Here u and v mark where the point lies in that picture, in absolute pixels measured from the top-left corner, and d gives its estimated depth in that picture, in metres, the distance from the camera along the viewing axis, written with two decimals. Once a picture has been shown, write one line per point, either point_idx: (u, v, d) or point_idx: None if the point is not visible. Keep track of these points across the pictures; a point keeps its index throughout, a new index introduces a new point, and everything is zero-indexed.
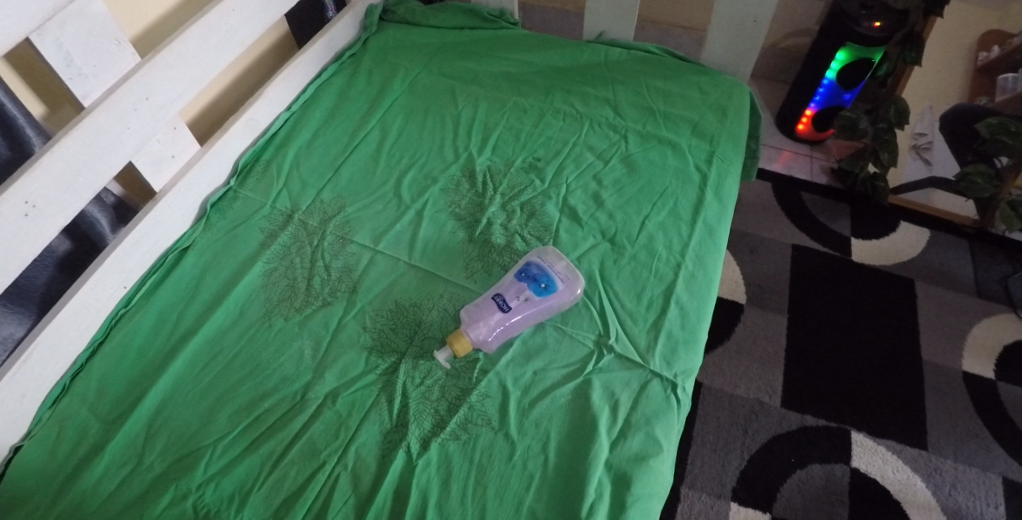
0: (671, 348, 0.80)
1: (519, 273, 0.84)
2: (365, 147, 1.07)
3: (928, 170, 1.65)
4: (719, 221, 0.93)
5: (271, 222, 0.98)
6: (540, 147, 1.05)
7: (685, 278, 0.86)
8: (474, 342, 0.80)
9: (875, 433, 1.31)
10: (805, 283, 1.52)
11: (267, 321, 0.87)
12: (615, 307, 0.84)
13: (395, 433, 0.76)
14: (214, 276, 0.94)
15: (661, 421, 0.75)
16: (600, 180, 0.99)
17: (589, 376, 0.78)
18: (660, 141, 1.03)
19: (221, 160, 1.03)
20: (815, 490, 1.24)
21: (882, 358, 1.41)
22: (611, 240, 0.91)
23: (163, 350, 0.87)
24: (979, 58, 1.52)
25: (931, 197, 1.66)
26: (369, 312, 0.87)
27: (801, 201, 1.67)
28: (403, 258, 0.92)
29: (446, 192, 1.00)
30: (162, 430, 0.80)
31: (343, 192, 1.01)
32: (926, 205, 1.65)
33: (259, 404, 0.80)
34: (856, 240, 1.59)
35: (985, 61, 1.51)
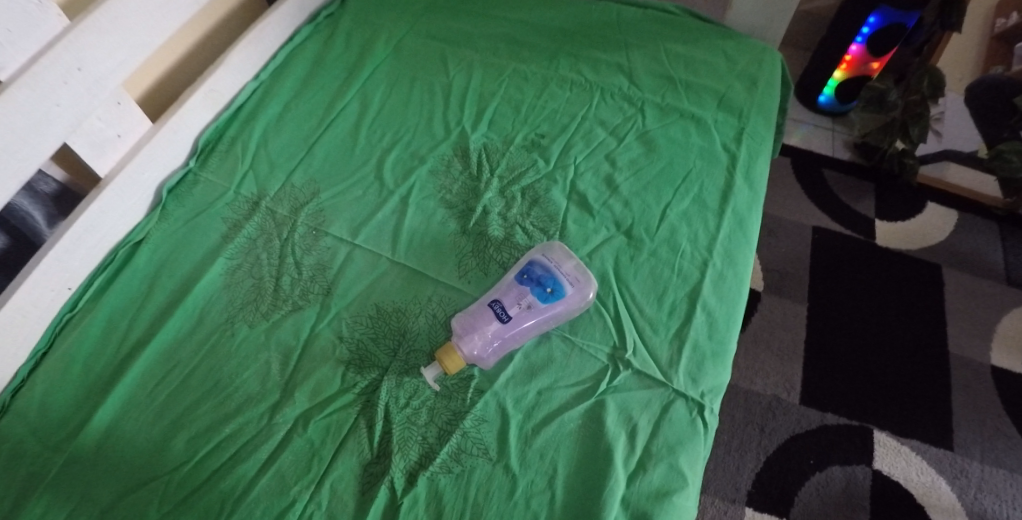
0: (697, 363, 0.69)
1: (521, 275, 0.71)
2: (343, 121, 0.94)
3: (939, 143, 1.52)
4: (750, 210, 0.81)
5: (235, 210, 0.86)
6: (542, 121, 0.92)
7: (712, 279, 0.75)
8: (468, 357, 0.69)
9: (898, 432, 1.22)
10: (827, 268, 1.40)
11: (230, 329, 0.76)
12: (632, 313, 0.72)
13: (376, 465, 0.65)
14: (170, 275, 0.81)
15: (686, 449, 0.65)
16: (613, 161, 0.86)
17: (602, 396, 0.67)
18: (682, 116, 0.90)
19: (177, 139, 0.90)
20: (835, 495, 1.15)
21: (907, 351, 1.31)
22: (628, 233, 0.79)
23: (113, 362, 0.75)
24: (996, 25, 1.43)
25: (945, 171, 1.54)
26: (346, 319, 0.75)
27: (822, 178, 1.54)
28: (385, 253, 0.80)
29: (436, 173, 0.87)
30: (111, 458, 0.68)
31: (317, 175, 0.88)
32: (939, 179, 1.53)
33: (220, 428, 0.69)
34: (881, 221, 1.47)
35: (1002, 28, 1.42)
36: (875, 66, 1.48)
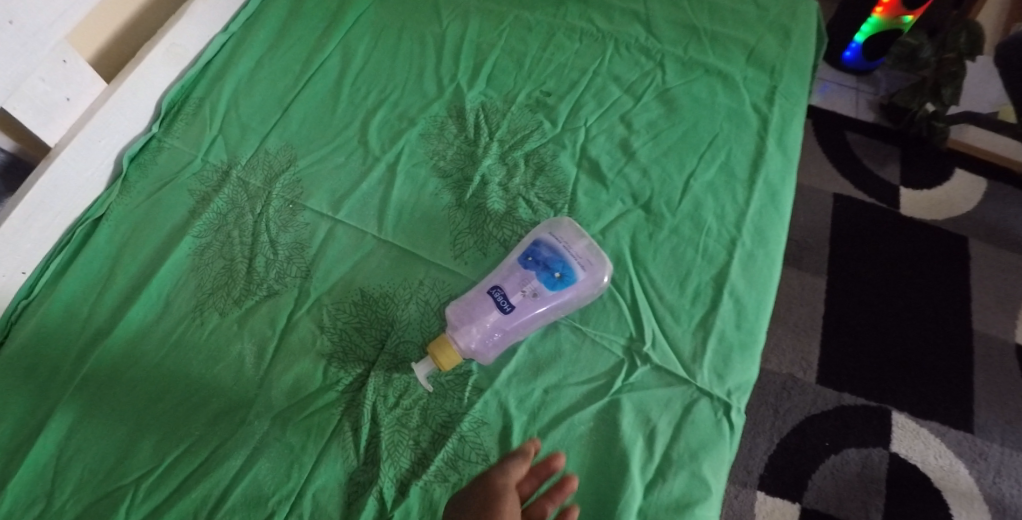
0: (723, 356, 0.62)
1: (526, 257, 0.62)
2: (323, 77, 0.83)
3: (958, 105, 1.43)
4: (783, 180, 0.72)
5: (203, 181, 0.76)
6: (548, 77, 0.82)
7: (741, 260, 0.67)
8: (464, 352, 0.61)
9: (917, 413, 1.15)
10: (848, 238, 1.30)
11: (199, 317, 0.67)
12: (651, 300, 0.64)
13: (363, 473, 0.58)
14: (133, 255, 0.72)
15: (710, 455, 0.58)
16: (629, 122, 0.77)
17: (617, 396, 0.60)
18: (707, 71, 0.80)
19: (136, 101, 0.79)
20: (851, 479, 1.09)
21: (929, 328, 1.23)
22: (646, 207, 0.70)
23: (72, 354, 0.66)
24: None
25: (965, 132, 1.42)
26: (327, 307, 0.67)
27: (844, 141, 1.42)
28: (371, 230, 0.71)
29: (427, 137, 0.78)
30: (74, 464, 0.61)
31: (294, 139, 0.78)
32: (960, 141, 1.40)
33: (190, 430, 0.62)
34: (906, 188, 1.36)
35: None
36: (907, 19, 1.34)
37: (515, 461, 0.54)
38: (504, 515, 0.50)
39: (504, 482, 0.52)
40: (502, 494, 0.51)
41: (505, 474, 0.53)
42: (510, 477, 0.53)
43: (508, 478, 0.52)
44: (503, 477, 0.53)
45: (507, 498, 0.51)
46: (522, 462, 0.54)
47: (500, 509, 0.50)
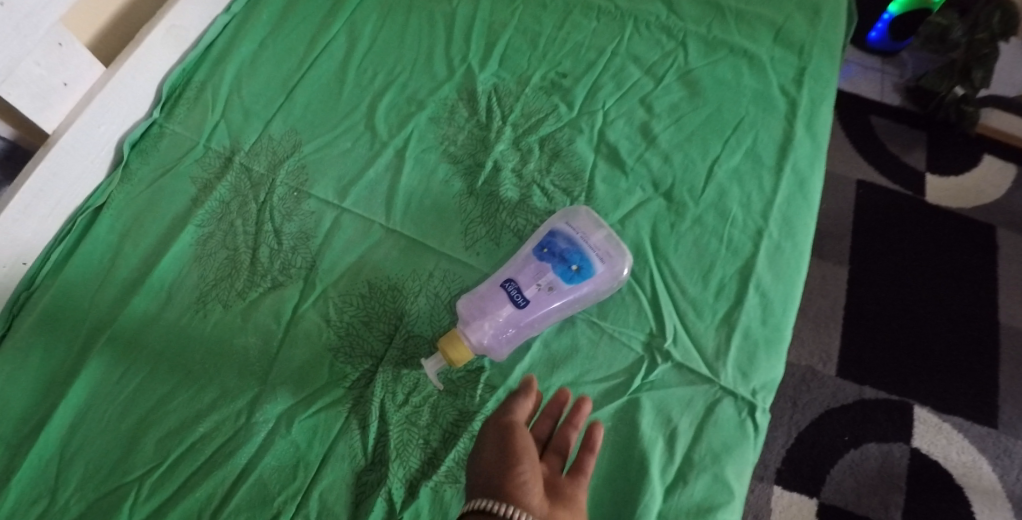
0: (749, 354, 0.59)
1: (541, 249, 0.59)
2: (329, 59, 0.80)
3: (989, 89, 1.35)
4: (812, 167, 0.68)
5: (205, 168, 0.73)
6: (564, 57, 0.78)
7: (768, 252, 0.63)
8: (475, 348, 0.58)
9: (939, 408, 1.12)
10: (871, 226, 1.26)
11: (201, 310, 0.65)
12: (673, 293, 0.61)
13: (371, 473, 0.56)
14: (134, 245, 0.70)
15: (734, 457, 0.55)
16: (650, 106, 0.73)
17: (636, 394, 0.57)
18: (732, 51, 0.76)
19: (136, 85, 0.77)
20: (870, 475, 1.06)
21: (954, 320, 1.18)
22: (667, 195, 0.67)
23: (73, 348, 0.64)
24: None
25: (989, 118, 1.34)
26: (333, 299, 0.64)
27: (868, 127, 1.36)
28: (379, 219, 0.69)
29: (437, 121, 0.74)
30: (76, 461, 0.59)
31: (299, 124, 0.75)
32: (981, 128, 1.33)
33: (193, 426, 0.60)
34: (932, 176, 1.31)
35: None
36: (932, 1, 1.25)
37: (517, 401, 0.53)
38: (523, 439, 0.49)
39: (510, 418, 0.51)
40: (512, 429, 0.50)
41: (509, 412, 0.52)
42: (516, 414, 0.52)
43: (512, 415, 0.52)
44: (509, 416, 0.52)
45: (520, 431, 0.50)
46: (526, 400, 0.54)
47: (516, 441, 0.48)
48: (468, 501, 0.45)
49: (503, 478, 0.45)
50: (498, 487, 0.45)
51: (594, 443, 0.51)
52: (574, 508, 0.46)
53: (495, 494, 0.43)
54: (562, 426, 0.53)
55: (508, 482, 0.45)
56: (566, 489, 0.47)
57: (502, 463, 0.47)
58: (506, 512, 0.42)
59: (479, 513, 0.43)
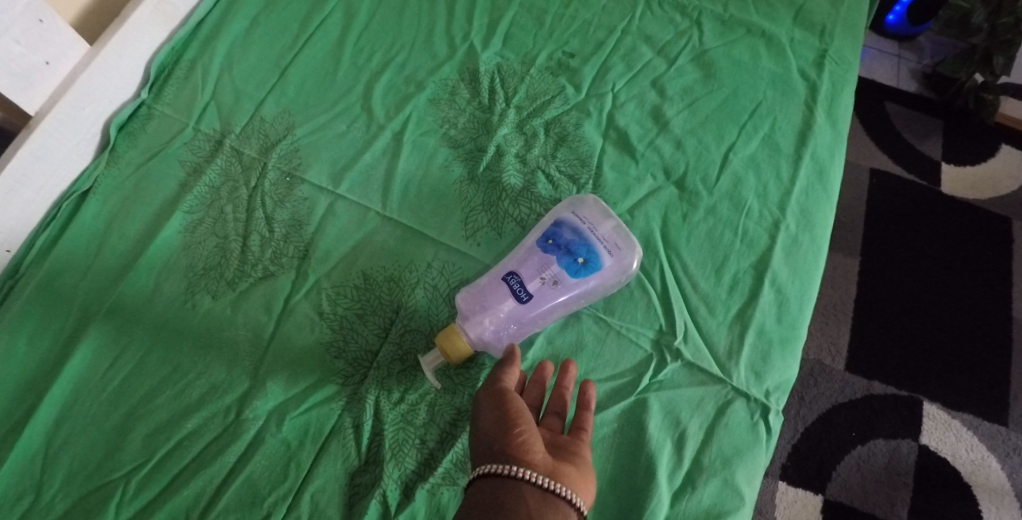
0: (763, 353, 0.56)
1: (546, 240, 0.56)
2: (324, 37, 0.76)
3: None
4: (832, 156, 0.65)
5: (195, 151, 0.70)
6: (572, 35, 0.74)
7: (784, 245, 0.60)
8: (474, 345, 0.55)
9: (948, 404, 1.07)
10: (883, 216, 1.21)
11: (190, 301, 0.62)
12: (684, 288, 0.58)
13: (365, 474, 0.54)
14: (122, 231, 0.67)
15: (745, 461, 0.53)
16: (662, 88, 0.69)
17: (644, 394, 0.55)
18: (749, 32, 0.73)
19: (122, 63, 0.73)
20: (877, 472, 1.02)
21: (966, 314, 1.14)
22: (679, 184, 0.64)
23: (58, 341, 0.61)
24: None
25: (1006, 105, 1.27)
26: (327, 291, 0.61)
27: (882, 113, 1.31)
28: (375, 206, 0.66)
29: (437, 102, 0.71)
30: (60, 458, 0.56)
31: (292, 105, 0.72)
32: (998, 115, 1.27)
33: (181, 423, 0.57)
34: (947, 165, 1.26)
35: None
36: None
37: (503, 369, 0.51)
38: (516, 401, 0.48)
39: (500, 385, 0.50)
40: (504, 394, 0.48)
41: (497, 379, 0.50)
42: (505, 380, 0.50)
43: (501, 381, 0.50)
44: (498, 382, 0.50)
45: (512, 395, 0.48)
46: (512, 368, 0.52)
47: (510, 405, 0.47)
48: (472, 469, 0.44)
49: (504, 440, 0.43)
50: (500, 450, 0.43)
51: (588, 404, 0.50)
52: (579, 462, 0.44)
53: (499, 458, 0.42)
54: (552, 392, 0.51)
55: (512, 445, 0.43)
56: (568, 447, 0.46)
57: (502, 427, 0.45)
58: (514, 472, 0.40)
59: (487, 477, 0.41)
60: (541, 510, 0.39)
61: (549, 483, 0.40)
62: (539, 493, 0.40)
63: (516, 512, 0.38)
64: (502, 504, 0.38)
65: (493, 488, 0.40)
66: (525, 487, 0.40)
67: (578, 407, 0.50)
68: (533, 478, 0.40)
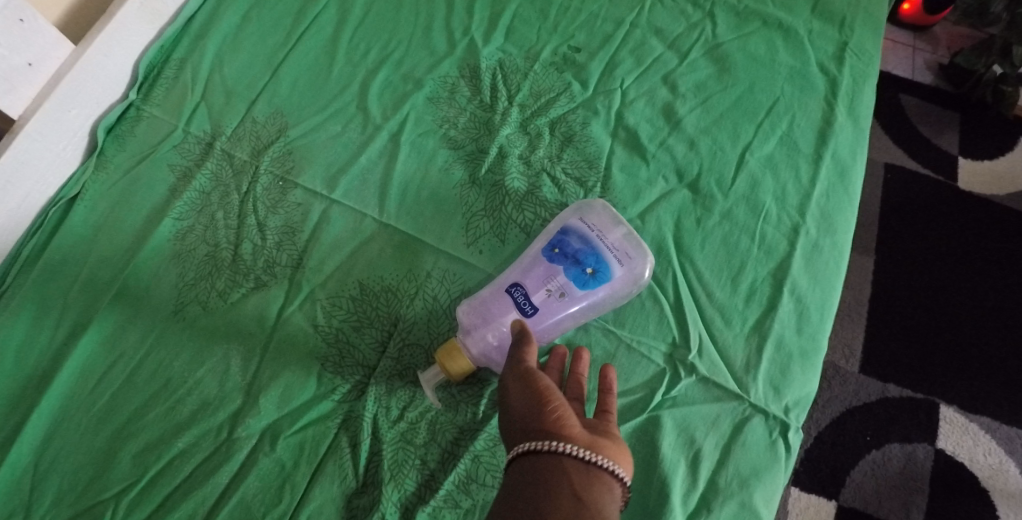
0: (781, 367, 0.53)
1: (552, 248, 0.53)
2: (318, 33, 0.73)
3: None
4: (853, 155, 0.62)
5: (184, 154, 0.67)
6: (577, 29, 0.71)
7: (804, 251, 0.57)
8: (476, 360, 0.53)
9: (967, 406, 0.99)
10: (898, 210, 1.14)
11: (180, 313, 0.59)
12: (698, 299, 0.55)
13: (363, 496, 0.51)
14: (110, 237, 0.63)
15: (763, 482, 0.49)
16: (674, 84, 0.66)
17: (656, 412, 0.52)
18: (765, 23, 0.69)
19: (109, 64, 0.70)
20: (893, 477, 0.94)
21: (985, 310, 1.06)
22: (693, 187, 0.60)
23: (45, 354, 0.58)
24: None
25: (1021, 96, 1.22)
26: (321, 302, 0.59)
27: (897, 105, 1.24)
28: (371, 212, 0.63)
29: (436, 101, 0.68)
30: (47, 479, 0.53)
31: (285, 105, 0.69)
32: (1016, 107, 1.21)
33: (171, 442, 0.54)
34: (964, 159, 1.19)
35: None
36: None
37: (523, 349, 0.49)
38: (544, 380, 0.45)
39: (524, 364, 0.47)
40: (531, 374, 0.46)
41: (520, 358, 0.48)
42: (528, 359, 0.48)
43: (525, 360, 0.47)
44: (522, 363, 0.47)
45: (539, 374, 0.46)
46: (532, 350, 0.49)
47: (538, 385, 0.44)
48: (509, 450, 0.41)
49: (539, 418, 0.41)
50: (537, 428, 0.41)
51: (609, 388, 0.49)
52: (615, 437, 0.42)
53: (537, 435, 0.40)
54: (571, 378, 0.49)
55: (548, 423, 0.41)
56: (600, 425, 0.44)
57: (534, 407, 0.43)
58: (554, 447, 0.38)
59: (528, 455, 0.39)
60: (588, 483, 0.36)
61: (590, 455, 0.38)
62: (583, 466, 0.37)
63: (564, 485, 0.35)
64: (548, 478, 0.36)
65: (536, 465, 0.37)
66: (568, 462, 0.37)
67: (599, 390, 0.49)
68: (573, 452, 0.38)
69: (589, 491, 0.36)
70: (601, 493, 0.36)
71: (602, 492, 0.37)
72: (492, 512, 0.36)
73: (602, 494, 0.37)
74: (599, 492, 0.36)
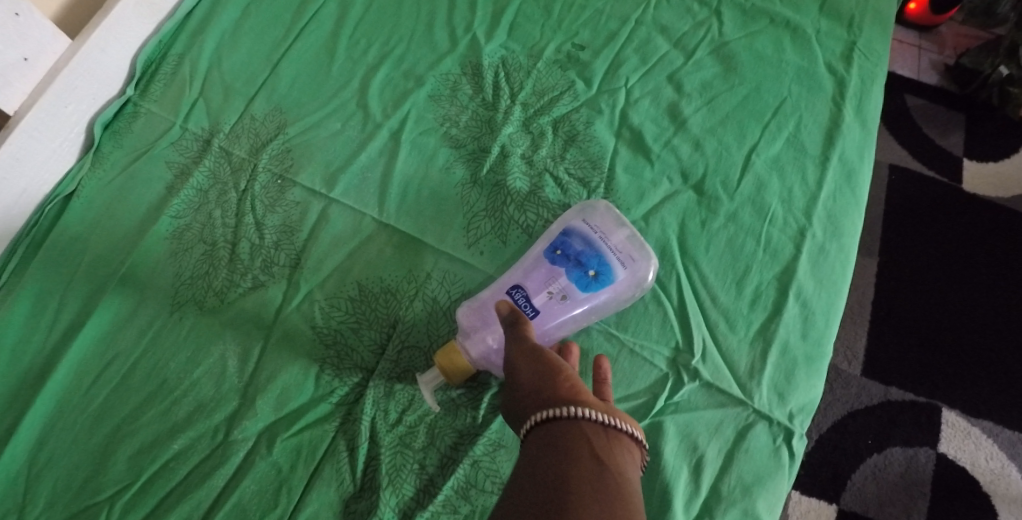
0: (786, 373, 0.52)
1: (554, 250, 0.52)
2: (318, 29, 0.72)
3: None
4: (861, 157, 0.61)
5: (182, 151, 0.66)
6: (581, 26, 0.70)
7: (811, 254, 0.56)
8: (475, 362, 0.52)
9: (969, 411, 0.98)
10: (902, 212, 1.13)
11: (176, 313, 0.58)
12: (702, 302, 0.55)
13: (360, 501, 0.51)
14: (106, 234, 0.62)
15: (766, 490, 0.49)
16: (679, 83, 0.65)
17: (658, 418, 0.51)
18: (773, 22, 0.68)
19: (106, 59, 0.69)
20: (894, 481, 0.93)
21: (988, 314, 1.05)
22: (698, 188, 0.60)
23: (41, 353, 0.57)
24: None
25: None
26: (320, 302, 0.58)
27: (903, 106, 1.23)
28: (371, 211, 0.62)
29: (437, 98, 0.67)
30: (41, 481, 0.52)
31: (284, 102, 0.68)
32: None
33: (167, 443, 0.53)
34: (970, 161, 1.18)
35: None
36: None
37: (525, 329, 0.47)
38: (550, 355, 0.44)
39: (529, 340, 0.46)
40: (539, 350, 0.45)
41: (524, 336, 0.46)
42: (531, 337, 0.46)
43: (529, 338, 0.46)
44: (527, 339, 0.46)
45: (546, 351, 0.44)
46: (527, 331, 0.47)
47: (546, 358, 0.43)
48: (522, 422, 0.39)
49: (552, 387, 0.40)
50: (551, 396, 0.39)
51: (603, 378, 0.47)
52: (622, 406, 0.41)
53: (551, 403, 0.38)
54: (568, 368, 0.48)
55: (562, 391, 0.39)
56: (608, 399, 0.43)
57: (545, 376, 0.41)
58: (570, 412, 0.37)
59: (544, 423, 0.37)
60: (607, 446, 0.35)
61: (607, 419, 0.37)
62: (601, 431, 0.36)
63: (582, 448, 0.34)
64: (566, 443, 0.34)
65: (553, 431, 0.36)
66: (585, 426, 0.36)
67: (594, 381, 0.47)
68: (590, 416, 0.36)
69: (609, 454, 0.34)
70: (620, 457, 0.35)
71: (621, 455, 0.35)
72: (510, 478, 0.34)
73: (621, 457, 0.35)
74: (619, 455, 0.35)
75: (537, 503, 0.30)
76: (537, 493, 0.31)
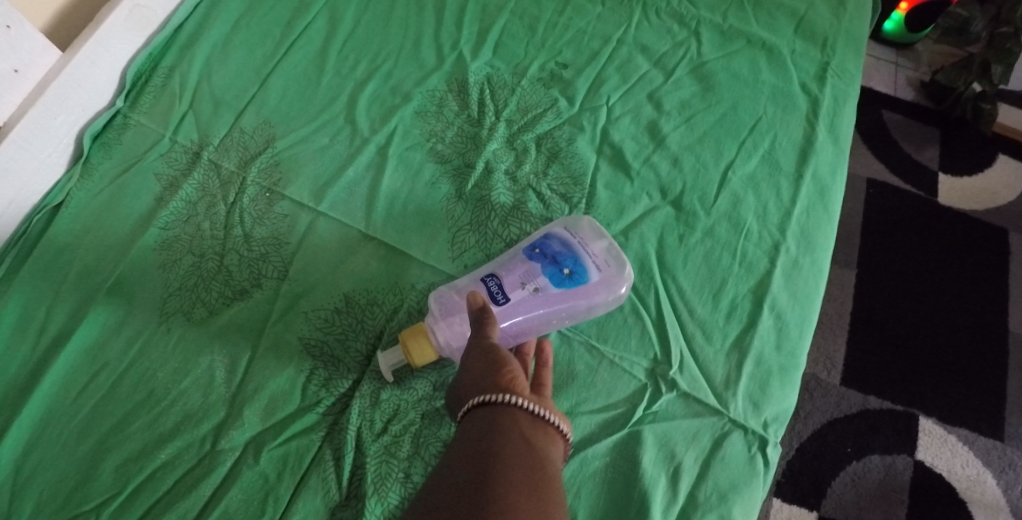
0: (761, 383, 0.54)
1: (532, 249, 0.54)
2: (306, 45, 0.74)
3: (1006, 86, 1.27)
4: (834, 174, 0.63)
5: (171, 163, 0.67)
6: (565, 46, 0.72)
7: (785, 269, 0.58)
8: (440, 346, 0.54)
9: (945, 419, 1.00)
10: (879, 225, 1.16)
11: (164, 324, 0.59)
12: (680, 315, 0.56)
13: (346, 509, 0.52)
14: (93, 245, 0.63)
15: (742, 497, 0.50)
16: (659, 101, 0.67)
17: (637, 427, 0.52)
18: (749, 43, 0.71)
19: (96, 71, 0.70)
20: (872, 488, 0.94)
21: (961, 323, 1.08)
22: (676, 204, 0.61)
23: (27, 365, 0.58)
24: None
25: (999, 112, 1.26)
26: (307, 314, 0.59)
27: (880, 121, 1.27)
28: (358, 224, 0.63)
29: (424, 114, 0.68)
30: (26, 491, 0.52)
31: (272, 116, 0.69)
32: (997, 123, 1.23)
33: (154, 454, 0.54)
34: (945, 174, 1.21)
35: None
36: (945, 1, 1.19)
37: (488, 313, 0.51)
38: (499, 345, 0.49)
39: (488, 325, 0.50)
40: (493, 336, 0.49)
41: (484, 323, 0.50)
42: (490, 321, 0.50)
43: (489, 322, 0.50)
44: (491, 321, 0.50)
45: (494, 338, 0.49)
46: (494, 327, 0.49)
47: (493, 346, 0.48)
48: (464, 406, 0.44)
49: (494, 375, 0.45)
50: (490, 383, 0.44)
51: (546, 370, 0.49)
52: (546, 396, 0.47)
53: (492, 389, 0.43)
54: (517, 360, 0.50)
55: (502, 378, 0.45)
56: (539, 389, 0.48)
57: (489, 364, 0.46)
58: (508, 399, 0.42)
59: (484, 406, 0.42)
60: (534, 431, 0.41)
61: (537, 409, 0.43)
62: (531, 419, 0.42)
63: (514, 431, 0.40)
64: (500, 424, 0.40)
65: (491, 415, 0.41)
66: (518, 413, 0.42)
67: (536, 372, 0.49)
68: (523, 404, 0.42)
69: (535, 437, 0.41)
70: (545, 441, 0.41)
71: (545, 440, 0.41)
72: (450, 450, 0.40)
73: (546, 441, 0.41)
74: (543, 440, 0.41)
75: (468, 473, 0.36)
76: (471, 465, 0.37)
